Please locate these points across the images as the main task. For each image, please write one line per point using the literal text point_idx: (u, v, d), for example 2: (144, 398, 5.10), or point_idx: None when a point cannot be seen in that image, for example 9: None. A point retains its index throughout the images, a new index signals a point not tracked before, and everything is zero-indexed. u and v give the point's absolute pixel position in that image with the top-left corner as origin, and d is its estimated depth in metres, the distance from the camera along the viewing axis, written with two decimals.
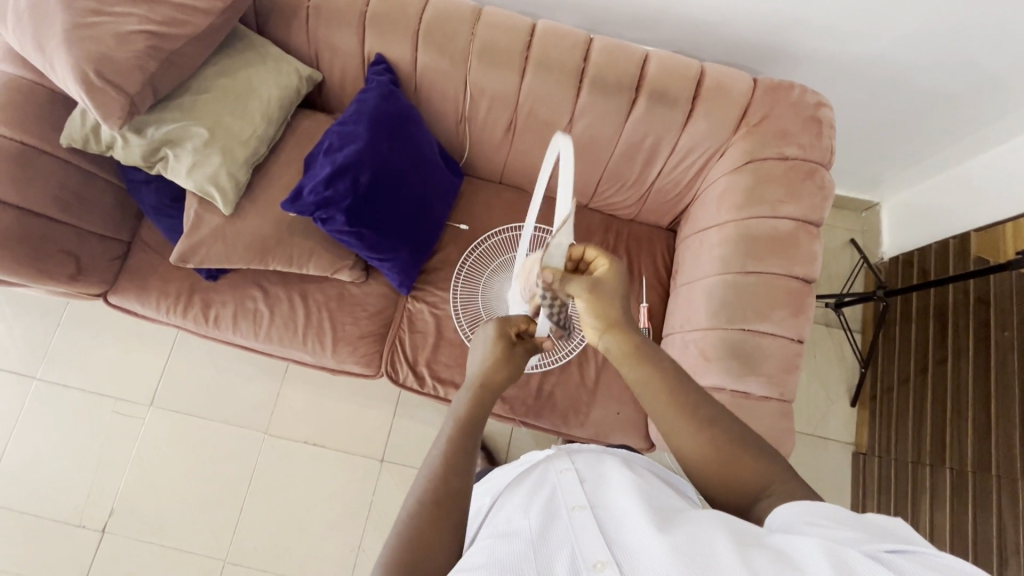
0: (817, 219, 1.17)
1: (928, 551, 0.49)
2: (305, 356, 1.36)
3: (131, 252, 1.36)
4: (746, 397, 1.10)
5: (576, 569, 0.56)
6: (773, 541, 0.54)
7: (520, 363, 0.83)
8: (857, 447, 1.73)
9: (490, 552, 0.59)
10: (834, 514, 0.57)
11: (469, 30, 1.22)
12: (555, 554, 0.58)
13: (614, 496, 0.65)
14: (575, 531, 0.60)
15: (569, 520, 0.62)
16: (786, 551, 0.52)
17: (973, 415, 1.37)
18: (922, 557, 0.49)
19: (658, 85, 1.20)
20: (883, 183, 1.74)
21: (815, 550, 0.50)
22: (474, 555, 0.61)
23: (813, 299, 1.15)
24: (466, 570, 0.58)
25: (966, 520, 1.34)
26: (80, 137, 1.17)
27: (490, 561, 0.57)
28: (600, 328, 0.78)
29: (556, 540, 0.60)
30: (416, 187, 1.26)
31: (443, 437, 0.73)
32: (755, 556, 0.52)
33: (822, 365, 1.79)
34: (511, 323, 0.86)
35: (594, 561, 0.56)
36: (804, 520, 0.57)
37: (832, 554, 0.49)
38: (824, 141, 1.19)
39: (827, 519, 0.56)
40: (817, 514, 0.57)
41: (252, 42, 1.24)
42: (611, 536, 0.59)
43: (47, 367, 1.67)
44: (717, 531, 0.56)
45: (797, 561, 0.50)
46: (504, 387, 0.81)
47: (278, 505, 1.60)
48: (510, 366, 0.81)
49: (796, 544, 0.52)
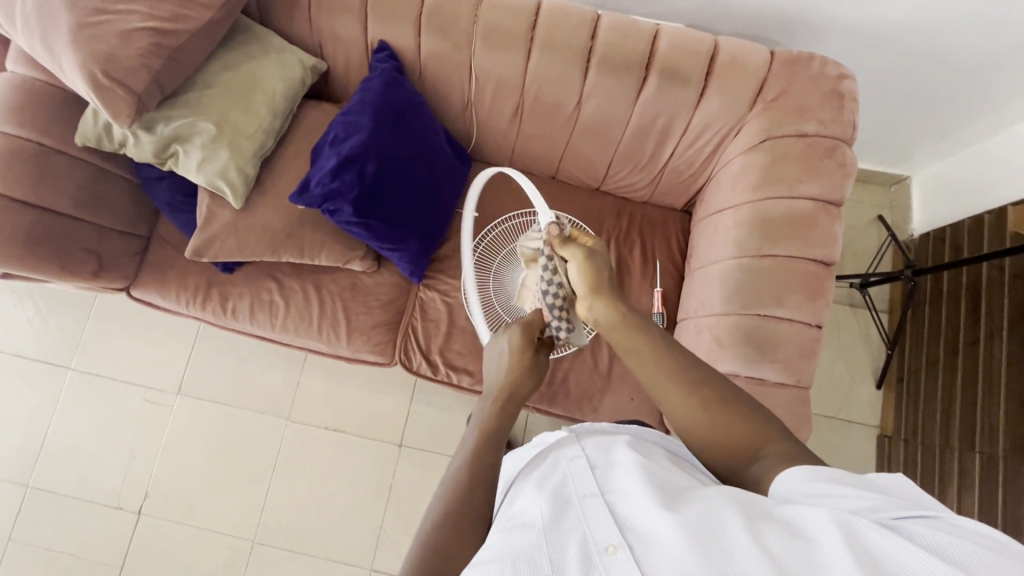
0: (837, 198, 1.12)
1: (942, 513, 0.47)
2: (321, 346, 1.38)
3: (149, 247, 1.40)
4: (761, 383, 1.08)
5: (588, 555, 0.56)
6: (782, 512, 0.54)
7: (540, 377, 0.85)
8: (882, 430, 1.69)
9: (503, 544, 0.60)
10: (842, 478, 0.55)
11: (472, 12, 1.19)
12: (566, 541, 0.58)
13: (623, 478, 0.64)
14: (586, 518, 0.60)
15: (579, 506, 0.62)
16: (797, 523, 0.51)
17: (1005, 397, 1.31)
18: (937, 521, 0.46)
19: (669, 63, 1.15)
20: (914, 155, 1.66)
21: (825, 522, 0.49)
22: (489, 547, 0.62)
23: (832, 282, 1.11)
24: (481, 564, 0.59)
25: (996, 506, 1.30)
26: (93, 136, 1.19)
27: (505, 553, 0.58)
28: (590, 297, 0.83)
29: (567, 527, 0.60)
30: (423, 176, 1.25)
31: (464, 451, 0.74)
32: (766, 530, 0.51)
33: (846, 346, 1.75)
34: (532, 327, 0.90)
35: (606, 546, 0.56)
36: (812, 485, 0.56)
37: (841, 526, 0.48)
38: (846, 115, 1.13)
39: (833, 483, 0.55)
40: (823, 478, 0.56)
41: (255, 34, 1.23)
42: (622, 519, 0.59)
43: (81, 358, 1.74)
44: (726, 506, 0.55)
45: (808, 536, 0.49)
46: (528, 399, 0.83)
47: (302, 488, 1.65)
48: (533, 379, 0.84)
49: (805, 515, 0.51)
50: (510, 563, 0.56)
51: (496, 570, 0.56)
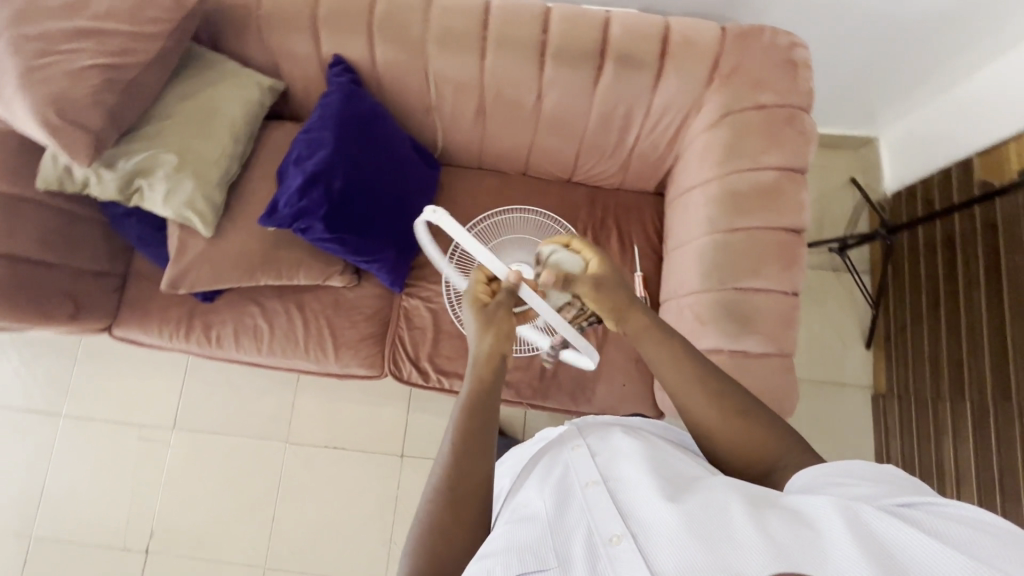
0: (801, 165, 1.13)
1: (943, 502, 0.49)
2: (310, 365, 1.37)
3: (126, 284, 1.39)
4: (746, 356, 1.09)
5: (593, 546, 0.57)
6: (788, 501, 0.55)
7: (501, 325, 0.75)
8: (876, 389, 1.71)
9: (506, 536, 0.60)
10: (851, 472, 0.57)
11: (423, 18, 1.19)
12: (572, 534, 0.58)
13: (626, 466, 0.65)
14: (591, 507, 0.61)
15: (582, 495, 0.63)
16: (803, 512, 0.53)
17: (988, 344, 1.34)
18: (938, 509, 0.49)
19: (623, 49, 1.16)
20: (878, 116, 1.67)
21: (830, 510, 0.50)
22: (493, 539, 0.62)
23: (804, 249, 1.12)
24: (485, 556, 0.59)
25: (990, 451, 1.31)
26: (55, 179, 1.18)
27: (509, 545, 0.59)
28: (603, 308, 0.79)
29: (572, 520, 0.60)
30: (392, 186, 1.25)
31: None
32: (771, 519, 0.52)
33: (832, 310, 1.76)
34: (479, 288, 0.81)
35: (611, 536, 0.57)
36: (822, 481, 0.58)
37: (846, 513, 0.50)
38: (802, 83, 1.14)
39: (843, 478, 0.57)
40: (833, 475, 0.58)
41: (209, 60, 1.23)
42: (626, 507, 0.59)
43: (72, 403, 1.72)
44: (731, 496, 0.56)
45: (813, 524, 0.51)
46: (494, 351, 0.74)
47: (308, 509, 1.65)
48: (488, 329, 0.75)
49: (811, 504, 0.53)
50: (516, 557, 0.57)
51: (501, 563, 0.56)
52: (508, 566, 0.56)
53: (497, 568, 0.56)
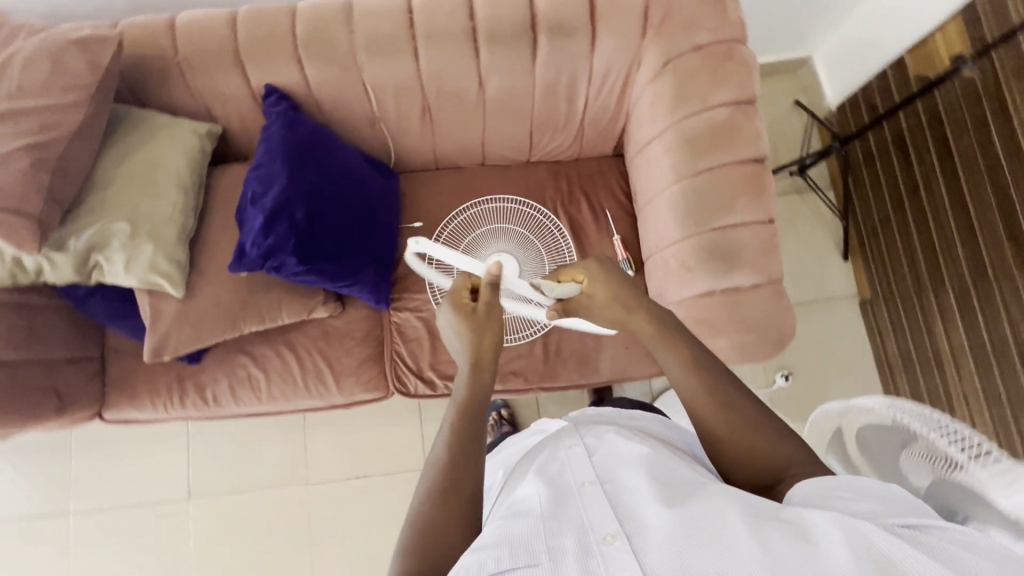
0: (749, 96, 1.15)
1: (952, 527, 0.46)
2: (314, 402, 1.35)
3: (106, 365, 1.34)
4: (737, 292, 1.11)
5: (585, 543, 0.54)
6: (785, 512, 0.52)
7: (492, 322, 0.84)
8: (861, 296, 1.76)
9: (500, 530, 0.58)
10: (854, 485, 0.54)
11: (348, 30, 1.16)
12: (564, 530, 0.56)
13: (625, 471, 0.63)
14: (586, 508, 0.58)
15: (579, 496, 0.61)
16: (802, 522, 0.50)
17: (955, 228, 1.39)
18: (945, 534, 0.46)
19: (553, 18, 1.16)
20: (808, 35, 1.71)
21: (830, 525, 0.48)
22: (486, 532, 0.59)
23: (769, 176, 1.14)
24: (477, 547, 0.56)
25: (980, 328, 1.37)
26: (5, 274, 1.12)
27: (502, 537, 0.56)
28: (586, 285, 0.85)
29: (567, 516, 0.58)
30: (355, 205, 1.23)
31: None
32: (769, 529, 0.49)
33: (805, 230, 1.81)
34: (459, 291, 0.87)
35: (604, 534, 0.54)
36: (824, 492, 0.55)
37: (848, 527, 0.47)
38: (732, 16, 1.16)
39: (845, 490, 0.54)
40: (836, 486, 0.54)
41: (137, 118, 1.18)
42: (622, 508, 0.57)
43: (77, 498, 1.66)
44: (729, 503, 0.53)
45: (810, 535, 0.48)
46: (495, 347, 0.82)
47: (345, 544, 1.63)
48: (488, 329, 0.82)
49: (810, 516, 0.50)
50: (508, 547, 0.54)
51: (494, 555, 0.54)
52: (501, 558, 0.53)
53: (488, 558, 0.53)
